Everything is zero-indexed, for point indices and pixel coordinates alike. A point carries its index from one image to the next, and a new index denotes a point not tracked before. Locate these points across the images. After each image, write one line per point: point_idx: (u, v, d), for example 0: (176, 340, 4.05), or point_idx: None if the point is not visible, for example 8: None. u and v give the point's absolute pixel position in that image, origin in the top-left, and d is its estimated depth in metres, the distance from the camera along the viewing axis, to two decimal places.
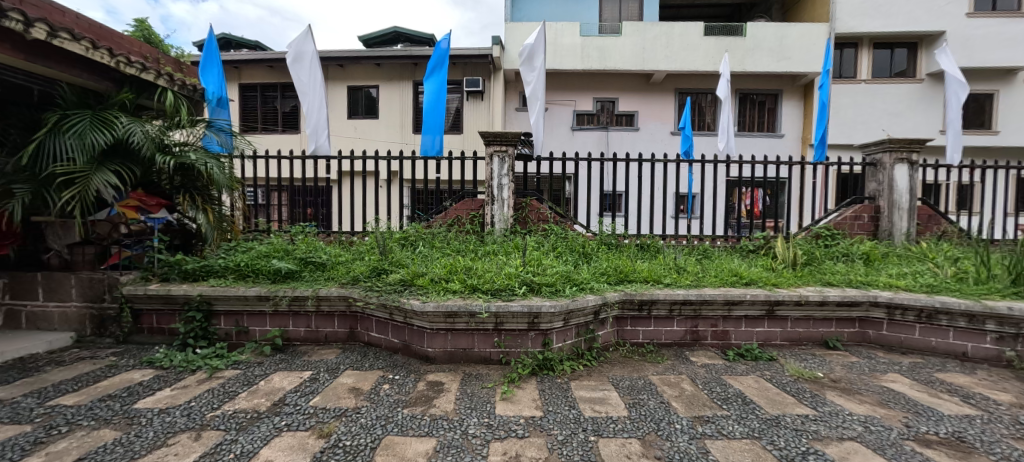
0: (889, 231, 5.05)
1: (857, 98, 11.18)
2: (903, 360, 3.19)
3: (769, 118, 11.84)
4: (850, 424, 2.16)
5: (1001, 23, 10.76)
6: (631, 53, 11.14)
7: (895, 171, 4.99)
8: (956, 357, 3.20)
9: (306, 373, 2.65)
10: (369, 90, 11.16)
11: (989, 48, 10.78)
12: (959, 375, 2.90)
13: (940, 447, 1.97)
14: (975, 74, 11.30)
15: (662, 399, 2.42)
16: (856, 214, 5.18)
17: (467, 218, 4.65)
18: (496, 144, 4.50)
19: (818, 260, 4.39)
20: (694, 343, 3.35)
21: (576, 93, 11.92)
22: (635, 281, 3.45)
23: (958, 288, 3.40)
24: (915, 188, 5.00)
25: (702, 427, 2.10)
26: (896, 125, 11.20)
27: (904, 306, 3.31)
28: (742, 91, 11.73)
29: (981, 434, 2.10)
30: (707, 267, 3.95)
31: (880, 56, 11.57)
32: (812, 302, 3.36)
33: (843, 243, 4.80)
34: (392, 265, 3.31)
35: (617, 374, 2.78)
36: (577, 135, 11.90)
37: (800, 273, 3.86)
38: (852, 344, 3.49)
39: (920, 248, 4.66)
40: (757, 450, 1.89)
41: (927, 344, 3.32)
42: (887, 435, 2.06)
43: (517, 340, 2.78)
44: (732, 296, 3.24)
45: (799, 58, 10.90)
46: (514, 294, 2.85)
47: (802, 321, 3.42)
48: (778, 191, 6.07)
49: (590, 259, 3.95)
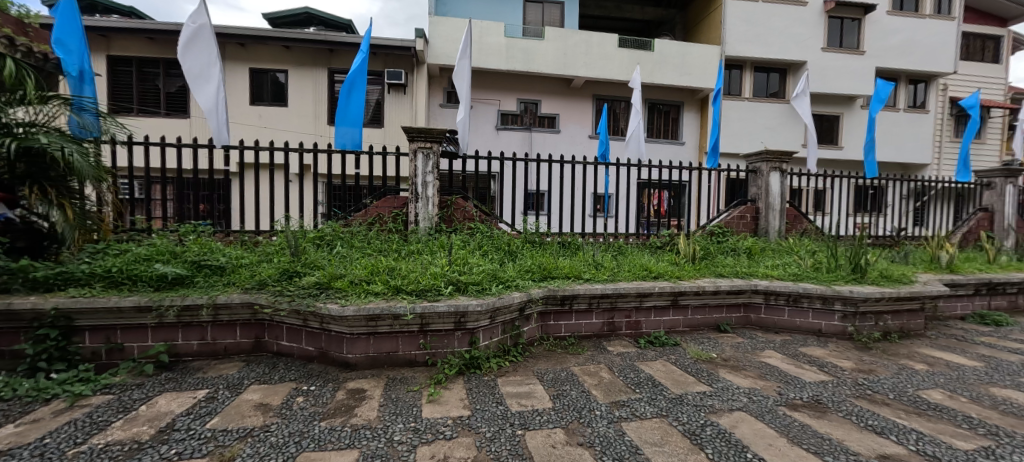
0: (766, 228, 5.86)
1: (742, 112, 12.83)
2: (777, 338, 3.74)
3: (672, 127, 13.07)
4: (738, 396, 2.47)
5: (845, 58, 13.05)
6: (554, 57, 11.55)
7: (771, 178, 5.81)
8: (814, 334, 3.84)
9: (200, 393, 2.34)
10: (276, 74, 10.19)
11: (836, 78, 13.02)
12: (817, 349, 3.46)
13: (804, 410, 2.33)
14: (827, 99, 13.54)
15: (583, 388, 2.54)
16: (742, 213, 5.93)
17: (390, 216, 4.45)
18: (420, 140, 4.35)
19: (712, 255, 4.95)
20: (611, 333, 3.58)
21: (500, 92, 12.02)
22: (557, 277, 3.59)
23: (816, 275, 4.08)
24: (785, 193, 5.88)
25: (619, 411, 2.25)
26: (772, 137, 13.00)
27: (777, 292, 3.87)
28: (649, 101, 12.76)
29: (832, 396, 2.53)
30: (622, 263, 4.25)
31: (759, 78, 13.40)
32: (708, 291, 3.78)
33: (731, 240, 5.50)
34: (306, 267, 3.06)
35: (542, 367, 2.87)
36: (502, 134, 12.06)
37: (698, 266, 4.35)
38: (739, 327, 3.98)
39: (789, 243, 5.47)
40: (666, 428, 2.08)
41: (794, 324, 3.91)
42: (765, 403, 2.40)
43: (443, 341, 2.74)
44: (644, 288, 3.54)
45: (697, 74, 12.17)
46: (440, 294, 2.78)
47: (700, 308, 3.83)
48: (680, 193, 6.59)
49: (515, 257, 4.03)
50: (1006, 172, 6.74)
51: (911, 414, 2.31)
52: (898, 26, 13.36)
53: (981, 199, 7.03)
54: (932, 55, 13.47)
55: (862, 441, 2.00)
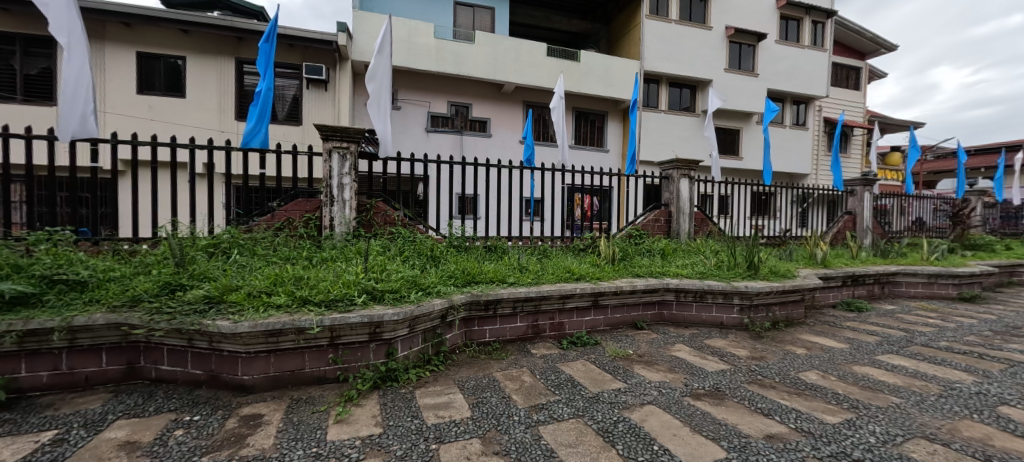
0: (677, 230, 6.33)
1: (657, 123, 13.83)
2: (686, 332, 4.03)
3: (596, 135, 13.72)
4: (649, 390, 2.61)
5: (742, 79, 14.66)
6: (484, 61, 11.56)
7: (681, 184, 6.29)
8: (718, 326, 4.20)
9: (45, 435, 1.95)
10: (173, 61, 9.06)
11: (735, 96, 14.58)
12: (719, 340, 3.79)
13: (705, 398, 2.52)
14: (729, 114, 15.08)
15: (504, 394, 2.52)
16: (656, 217, 6.36)
17: (301, 221, 4.12)
18: (335, 139, 4.08)
19: (630, 256, 5.23)
20: (536, 336, 3.61)
21: (429, 94, 11.76)
22: (481, 282, 3.55)
23: (718, 273, 4.48)
24: (693, 198, 6.41)
25: (537, 414, 2.25)
26: (683, 147, 14.18)
27: (685, 289, 4.18)
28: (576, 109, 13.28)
29: (729, 383, 2.77)
30: (546, 265, 4.33)
31: (672, 93, 14.57)
32: (626, 291, 3.97)
33: (647, 241, 5.85)
34: (195, 280, 2.70)
35: (463, 375, 2.81)
36: (431, 137, 11.81)
37: (617, 267, 4.57)
38: (654, 323, 4.23)
39: (697, 244, 5.96)
40: (581, 427, 2.12)
41: (701, 318, 4.24)
42: (673, 394, 2.55)
43: (356, 354, 2.57)
44: (566, 290, 3.62)
45: (619, 86, 12.92)
46: (353, 304, 2.60)
47: (619, 307, 4.02)
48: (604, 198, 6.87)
49: (438, 262, 3.92)
50: (865, 182, 7.96)
51: (791, 394, 2.59)
52: (784, 53, 15.27)
53: (847, 204, 8.23)
54: (809, 80, 15.59)
55: (753, 423, 2.20)
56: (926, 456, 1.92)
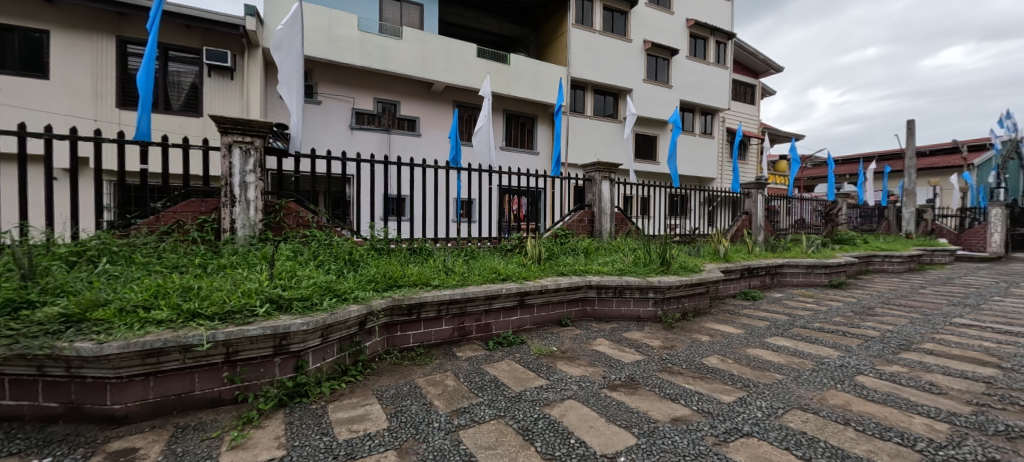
0: (599, 230, 6.64)
1: (583, 128, 14.44)
2: (607, 326, 4.23)
3: (526, 138, 14.01)
4: (569, 385, 2.68)
5: (658, 89, 15.81)
6: (411, 58, 11.21)
7: (602, 186, 6.61)
8: (635, 319, 4.47)
9: None
10: (31, 35, 7.64)
11: (651, 105, 15.68)
12: (636, 332, 4.03)
13: (621, 388, 2.65)
14: (646, 121, 16.18)
15: (425, 401, 2.44)
16: (580, 217, 6.61)
17: (194, 224, 3.67)
18: (236, 134, 3.69)
19: (556, 255, 5.38)
20: (462, 338, 3.56)
21: (354, 89, 11.15)
22: (404, 285, 3.42)
23: (634, 269, 4.77)
24: (613, 199, 6.77)
25: (458, 419, 2.21)
26: (606, 151, 14.95)
27: (606, 286, 4.39)
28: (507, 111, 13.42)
29: (642, 373, 2.94)
30: (472, 267, 4.29)
31: (597, 99, 15.29)
32: (551, 289, 4.07)
33: (571, 241, 6.05)
34: (50, 295, 2.28)
35: (383, 384, 2.68)
36: (357, 135, 11.22)
37: (543, 266, 4.66)
38: (578, 320, 4.39)
39: (617, 242, 6.29)
40: (501, 428, 2.11)
41: (620, 312, 4.48)
42: (591, 387, 2.65)
43: (258, 370, 2.33)
44: (492, 290, 3.61)
45: (547, 91, 13.28)
46: (253, 315, 2.35)
47: (544, 305, 4.10)
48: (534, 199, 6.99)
49: (357, 266, 3.70)
50: (758, 185, 8.97)
51: (696, 379, 2.82)
52: (693, 67, 16.74)
53: (745, 206, 9.20)
54: (714, 93, 17.24)
55: (661, 409, 2.35)
56: (801, 424, 2.19)
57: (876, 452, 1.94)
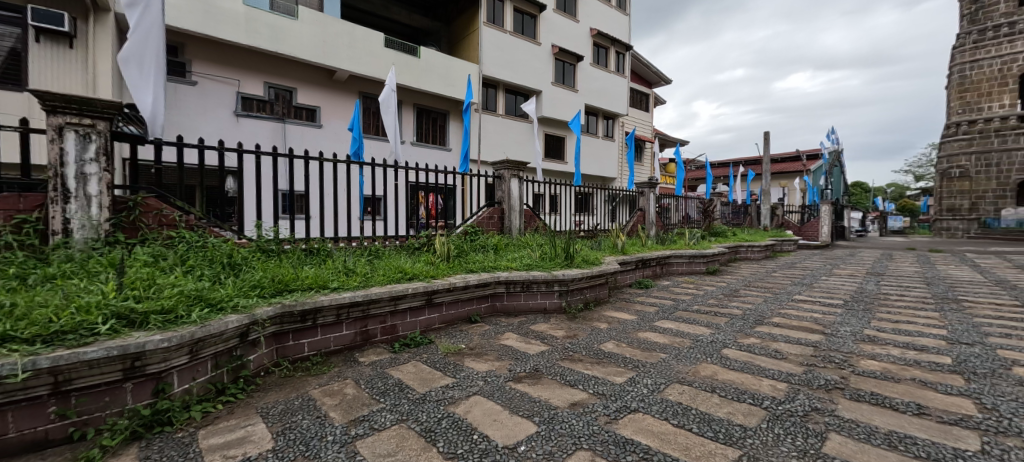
0: (509, 227, 6.75)
1: (493, 126, 14.59)
2: (515, 320, 4.32)
3: (438, 134, 13.76)
4: (475, 382, 2.69)
5: (564, 92, 16.56)
6: (307, 42, 10.26)
7: (511, 184, 6.73)
8: (543, 312, 4.63)
9: None
10: None
11: (558, 107, 16.39)
12: (542, 324, 4.19)
13: (525, 380, 2.72)
14: (553, 122, 16.88)
15: (319, 413, 2.26)
16: (490, 214, 6.65)
17: (8, 225, 2.97)
18: (69, 115, 3.00)
19: (465, 252, 5.36)
20: (365, 342, 3.36)
21: (238, 71, 9.92)
22: (297, 290, 3.12)
23: (541, 264, 4.94)
24: (522, 196, 6.94)
25: (356, 428, 2.08)
26: (515, 149, 15.29)
27: (514, 281, 4.48)
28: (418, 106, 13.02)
29: (546, 363, 3.05)
30: (377, 267, 4.08)
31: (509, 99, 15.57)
32: (459, 287, 4.03)
33: (481, 237, 6.07)
34: None
35: (269, 400, 2.41)
36: (243, 122, 10.04)
37: (452, 264, 4.60)
38: (487, 316, 4.42)
39: (525, 238, 6.46)
40: (403, 433, 2.04)
41: (529, 305, 4.61)
42: (497, 382, 2.68)
43: (102, 399, 1.95)
44: (397, 291, 3.45)
45: (457, 87, 13.16)
46: (92, 335, 1.96)
47: (453, 303, 4.05)
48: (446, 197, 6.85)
49: (239, 271, 3.29)
50: (650, 185, 9.87)
51: (593, 364, 3.02)
52: (596, 74, 17.83)
53: (640, 203, 10.05)
54: (614, 99, 18.58)
55: (561, 396, 2.47)
56: (678, 396, 2.46)
57: (735, 413, 2.25)
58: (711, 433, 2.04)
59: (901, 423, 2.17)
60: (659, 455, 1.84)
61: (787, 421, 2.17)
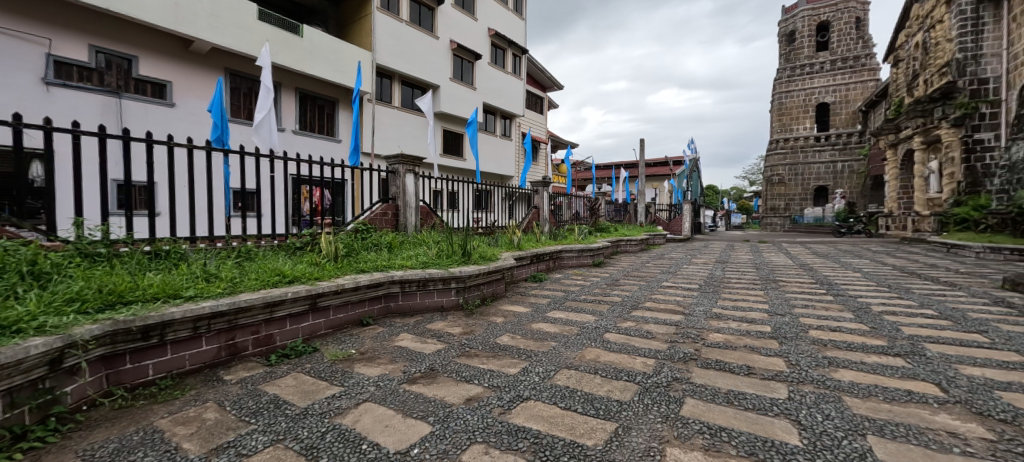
0: (404, 224, 6.49)
1: (387, 118, 13.92)
2: (411, 320, 4.18)
3: (324, 123, 12.69)
4: (365, 388, 2.53)
5: (462, 88, 16.48)
6: (155, 4, 8.60)
7: (406, 179, 6.46)
8: (440, 310, 4.56)
9: None
10: None
11: (455, 102, 16.24)
12: (438, 322, 4.12)
13: (420, 381, 2.64)
14: (450, 118, 16.71)
15: (168, 447, 1.91)
16: (383, 211, 6.31)
17: None
18: None
19: (356, 251, 5.01)
20: (233, 357, 2.94)
21: (48, 28, 7.91)
22: (138, 301, 2.60)
23: (438, 261, 4.84)
24: (418, 192, 6.73)
25: (219, 458, 1.81)
26: (410, 143, 14.78)
27: (409, 280, 4.33)
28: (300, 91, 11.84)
29: (442, 361, 3.01)
30: (247, 270, 3.60)
31: (405, 91, 15.02)
32: (348, 289, 3.75)
33: (374, 235, 5.73)
34: None
35: (97, 439, 1.97)
36: (58, 94, 7.99)
37: (340, 264, 4.26)
38: (380, 317, 4.19)
39: (422, 235, 6.28)
40: (279, 454, 1.83)
41: (425, 304, 4.51)
42: (389, 385, 2.56)
43: None
44: (272, 297, 3.07)
45: (347, 74, 12.27)
46: None
47: (341, 307, 3.76)
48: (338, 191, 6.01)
49: (52, 281, 2.63)
50: (544, 183, 10.35)
51: (489, 358, 3.06)
52: (494, 73, 18.08)
53: (535, 200, 10.46)
54: (510, 99, 19.04)
55: (456, 392, 2.46)
56: (566, 380, 2.63)
57: (613, 391, 2.48)
58: (593, 411, 2.22)
59: (737, 383, 2.62)
60: (548, 438, 1.94)
61: (654, 392, 2.46)
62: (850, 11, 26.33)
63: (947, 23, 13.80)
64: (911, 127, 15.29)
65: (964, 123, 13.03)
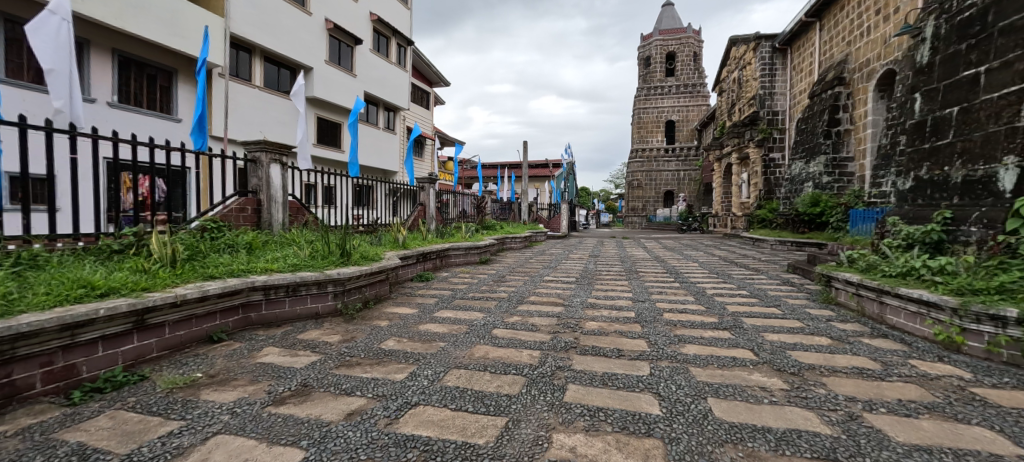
0: (268, 221, 5.66)
1: (244, 99, 12.09)
2: (277, 331, 3.65)
3: (157, 97, 10.53)
4: (217, 418, 2.10)
5: (338, 74, 15.12)
6: None
7: (271, 170, 5.64)
8: (313, 317, 4.09)
9: None
10: None
11: (330, 89, 14.85)
12: (312, 331, 3.67)
13: (290, 400, 2.30)
14: (324, 104, 15.24)
15: None
16: (241, 206, 5.41)
17: None
18: None
19: (202, 254, 4.18)
20: (8, 401, 2.18)
21: None
22: None
23: (311, 263, 4.32)
24: (285, 185, 5.93)
25: None
26: (273, 130, 13.08)
27: (274, 286, 3.78)
28: (121, 54, 9.62)
29: (317, 375, 2.68)
30: (34, 282, 2.73)
31: (269, 69, 13.24)
32: (192, 300, 3.10)
33: (229, 234, 4.87)
34: None
35: None
36: None
37: (180, 270, 3.50)
38: (237, 331, 3.57)
39: (291, 234, 5.56)
40: None
41: (295, 313, 3.99)
42: (249, 411, 2.17)
43: None
44: (75, 315, 2.37)
45: (189, 42, 10.33)
46: None
47: (181, 323, 3.10)
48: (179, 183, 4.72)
49: None
50: (430, 180, 10.06)
51: (373, 366, 2.83)
52: (376, 61, 16.99)
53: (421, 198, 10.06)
54: (394, 91, 18.12)
55: (335, 409, 2.20)
56: (456, 381, 2.56)
57: (503, 386, 2.49)
58: (484, 408, 2.19)
59: (611, 365, 2.86)
60: (439, 443, 1.85)
61: (540, 383, 2.54)
62: (689, 46, 31.35)
63: (753, 64, 17.27)
64: (731, 145, 18.88)
65: (764, 145, 16.50)
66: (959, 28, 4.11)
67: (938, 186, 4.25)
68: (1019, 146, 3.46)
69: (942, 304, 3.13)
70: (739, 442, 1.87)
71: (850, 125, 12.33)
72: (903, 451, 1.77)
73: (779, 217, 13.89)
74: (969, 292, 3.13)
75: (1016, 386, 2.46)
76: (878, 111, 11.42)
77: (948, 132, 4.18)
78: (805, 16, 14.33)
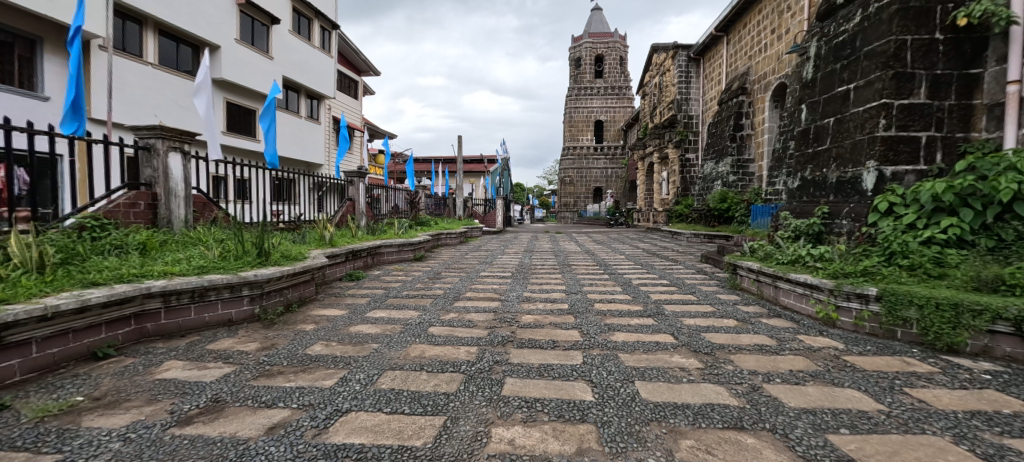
0: (167, 218, 4.99)
1: (132, 77, 10.54)
2: (181, 342, 3.23)
3: (15, 70, 8.85)
4: (105, 446, 1.81)
5: (251, 55, 13.78)
6: None
7: (170, 160, 4.96)
8: (225, 325, 3.68)
9: None
10: None
11: (241, 72, 13.47)
12: (224, 340, 3.31)
13: (199, 419, 2.05)
14: (234, 88, 13.78)
15: None
16: (132, 200, 4.73)
17: None
18: None
19: (80, 257, 3.58)
20: None
21: None
22: None
23: (222, 265, 3.89)
24: (188, 177, 5.27)
25: None
26: (170, 114, 11.58)
27: (176, 291, 3.35)
28: None
29: (231, 389, 2.41)
30: None
31: (166, 45, 11.72)
32: (68, 311, 2.64)
33: (115, 234, 4.22)
34: None
35: None
36: None
37: (52, 277, 2.96)
38: (129, 345, 3.10)
39: (195, 232, 4.95)
40: None
41: (201, 321, 3.57)
42: (148, 435, 1.90)
43: None
44: None
45: (59, 6, 8.83)
46: None
47: (54, 338, 2.63)
48: (51, 174, 3.94)
49: None
50: (360, 174, 9.46)
51: (298, 373, 2.62)
52: (296, 45, 15.70)
53: (349, 192, 9.46)
54: (317, 78, 16.90)
55: (252, 424, 2.00)
56: (390, 383, 2.45)
57: (440, 384, 2.44)
58: (421, 409, 2.12)
59: (546, 357, 2.92)
60: (374, 449, 1.76)
61: (478, 379, 2.52)
62: (615, 50, 32.97)
63: (671, 71, 18.54)
64: (653, 146, 20.22)
65: (681, 146, 17.96)
66: (835, 50, 4.69)
67: (819, 185, 4.87)
68: (879, 151, 4.04)
69: (823, 286, 3.60)
70: (663, 419, 2.00)
71: (751, 130, 13.78)
72: (794, 414, 2.02)
73: (694, 212, 15.18)
74: (842, 275, 3.59)
75: (876, 352, 2.91)
76: (773, 119, 12.81)
77: (827, 139, 4.80)
78: (714, 30, 15.66)
